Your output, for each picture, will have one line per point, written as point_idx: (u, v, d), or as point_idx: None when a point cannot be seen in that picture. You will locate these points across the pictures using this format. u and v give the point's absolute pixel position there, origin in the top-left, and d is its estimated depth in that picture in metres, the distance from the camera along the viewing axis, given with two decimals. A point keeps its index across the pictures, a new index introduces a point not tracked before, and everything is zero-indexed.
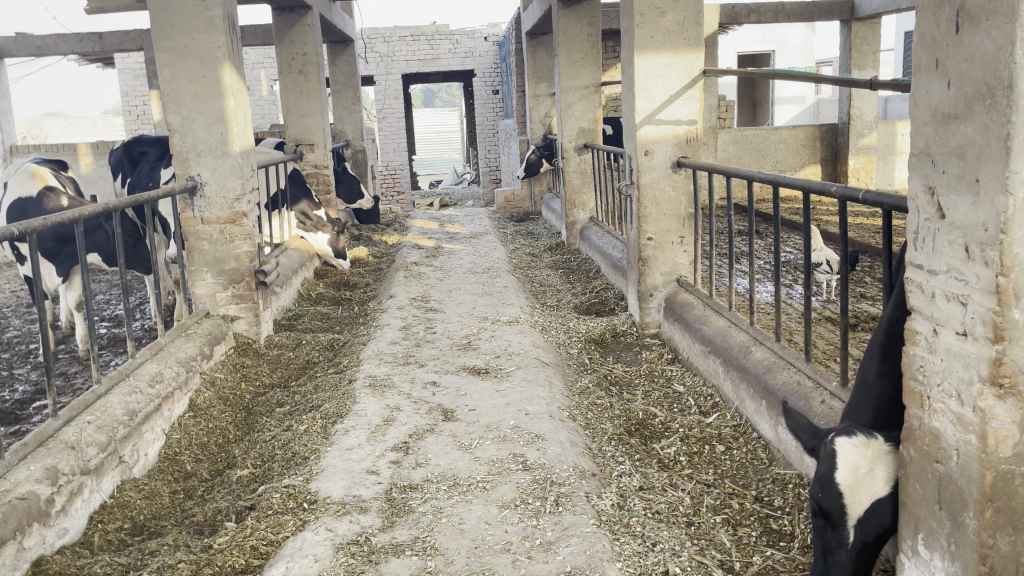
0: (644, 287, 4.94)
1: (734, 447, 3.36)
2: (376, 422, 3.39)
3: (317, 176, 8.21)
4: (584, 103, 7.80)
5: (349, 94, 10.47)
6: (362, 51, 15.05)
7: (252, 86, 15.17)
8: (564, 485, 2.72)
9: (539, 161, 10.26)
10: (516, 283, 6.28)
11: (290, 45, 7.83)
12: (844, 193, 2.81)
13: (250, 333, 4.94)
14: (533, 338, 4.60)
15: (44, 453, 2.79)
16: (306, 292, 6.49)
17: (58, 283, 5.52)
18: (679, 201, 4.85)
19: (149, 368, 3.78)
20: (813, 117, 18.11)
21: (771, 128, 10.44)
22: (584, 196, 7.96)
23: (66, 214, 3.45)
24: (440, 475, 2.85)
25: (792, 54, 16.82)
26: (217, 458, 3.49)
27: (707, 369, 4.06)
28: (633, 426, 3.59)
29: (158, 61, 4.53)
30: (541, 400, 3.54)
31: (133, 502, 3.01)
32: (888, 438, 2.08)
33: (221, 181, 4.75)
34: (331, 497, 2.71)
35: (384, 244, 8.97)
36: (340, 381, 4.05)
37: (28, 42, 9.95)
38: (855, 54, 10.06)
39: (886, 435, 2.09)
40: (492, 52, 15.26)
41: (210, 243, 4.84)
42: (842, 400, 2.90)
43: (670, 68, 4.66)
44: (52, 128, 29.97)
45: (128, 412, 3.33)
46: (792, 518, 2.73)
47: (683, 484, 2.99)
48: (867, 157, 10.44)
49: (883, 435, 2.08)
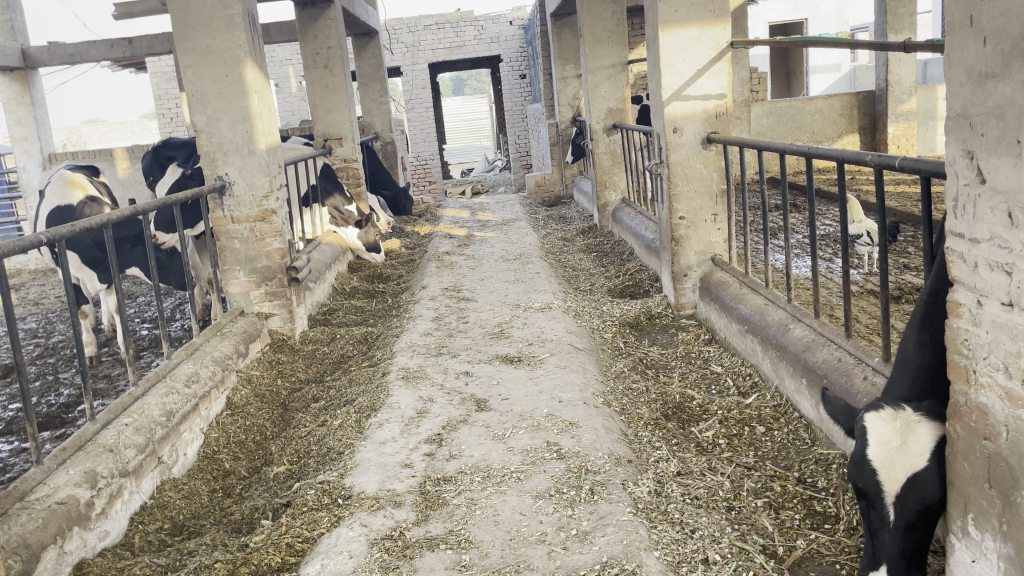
0: (677, 268, 4.85)
1: (775, 428, 3.28)
2: (409, 413, 3.39)
3: (347, 170, 8.16)
4: (611, 83, 7.68)
5: (375, 86, 10.46)
6: (388, 42, 15.05)
7: (281, 83, 15.28)
8: (599, 473, 2.68)
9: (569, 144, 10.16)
10: (549, 268, 6.23)
11: (314, 40, 7.83)
12: (878, 161, 2.70)
13: (285, 330, 4.97)
14: (566, 324, 4.55)
15: (83, 457, 2.83)
16: (340, 287, 6.51)
17: (100, 288, 5.61)
18: (710, 177, 4.75)
19: (185, 368, 3.81)
20: (851, 85, 17.62)
21: (806, 99, 10.20)
22: (614, 177, 7.90)
23: (94, 219, 3.46)
24: (474, 466, 2.83)
25: (825, 20, 16.41)
26: (255, 455, 3.51)
27: (744, 349, 3.98)
28: (670, 410, 3.53)
29: (182, 62, 4.55)
30: (575, 386, 3.49)
31: (173, 502, 3.04)
32: (920, 408, 1.98)
33: (249, 179, 4.78)
34: (365, 492, 2.70)
35: (417, 234, 8.98)
36: (374, 374, 4.05)
37: (61, 50, 10.11)
38: (890, 17, 9.77)
39: (917, 406, 1.99)
40: (518, 36, 15.15)
41: (242, 242, 4.87)
42: (885, 375, 2.80)
43: (696, 42, 4.55)
44: (91, 134, 30.60)
45: (165, 412, 3.37)
46: (837, 499, 2.66)
47: (722, 468, 2.92)
48: (907, 123, 10.16)
49: (913, 406, 1.99)
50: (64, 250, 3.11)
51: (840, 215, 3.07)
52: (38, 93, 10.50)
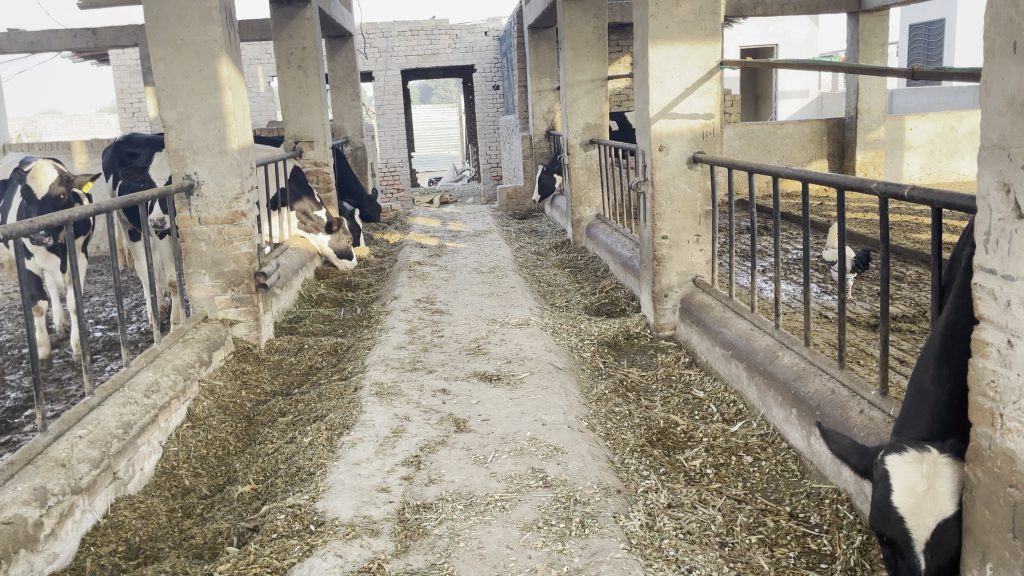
0: (658, 288, 4.76)
1: (763, 458, 3.19)
2: (384, 433, 3.22)
3: (317, 174, 8.01)
4: (589, 98, 7.62)
5: (348, 90, 10.27)
6: (361, 46, 14.85)
7: (249, 83, 14.99)
8: (589, 504, 2.55)
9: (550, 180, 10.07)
10: (524, 283, 6.10)
11: (288, 39, 7.60)
12: (884, 189, 2.62)
13: (251, 337, 4.75)
14: (545, 341, 4.43)
15: (31, 473, 2.60)
16: (307, 294, 6.30)
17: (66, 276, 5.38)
18: (694, 198, 4.67)
19: (145, 377, 3.59)
20: (817, 111, 17.84)
21: (777, 123, 10.27)
22: (589, 192, 7.81)
23: (54, 216, 3.23)
24: (455, 492, 2.67)
25: (795, 47, 16.64)
26: (217, 472, 3.31)
27: (728, 375, 3.88)
28: (655, 436, 3.42)
29: (153, 54, 4.34)
30: (558, 409, 3.36)
31: (128, 522, 2.82)
32: (946, 448, 1.88)
33: (219, 180, 4.57)
34: (339, 519, 2.53)
35: (386, 242, 8.79)
36: (345, 389, 3.86)
37: (20, 37, 9.70)
38: (862, 46, 9.87)
39: (941, 445, 1.88)
40: (493, 46, 15.05)
41: (208, 244, 4.65)
42: (883, 410, 2.73)
43: (686, 60, 4.49)
44: (47, 126, 29.73)
45: (123, 425, 3.15)
46: (831, 537, 2.57)
47: (713, 501, 2.81)
48: (875, 152, 10.28)
49: (939, 446, 1.88)
50: (20, 248, 2.87)
51: (839, 243, 2.99)
52: None
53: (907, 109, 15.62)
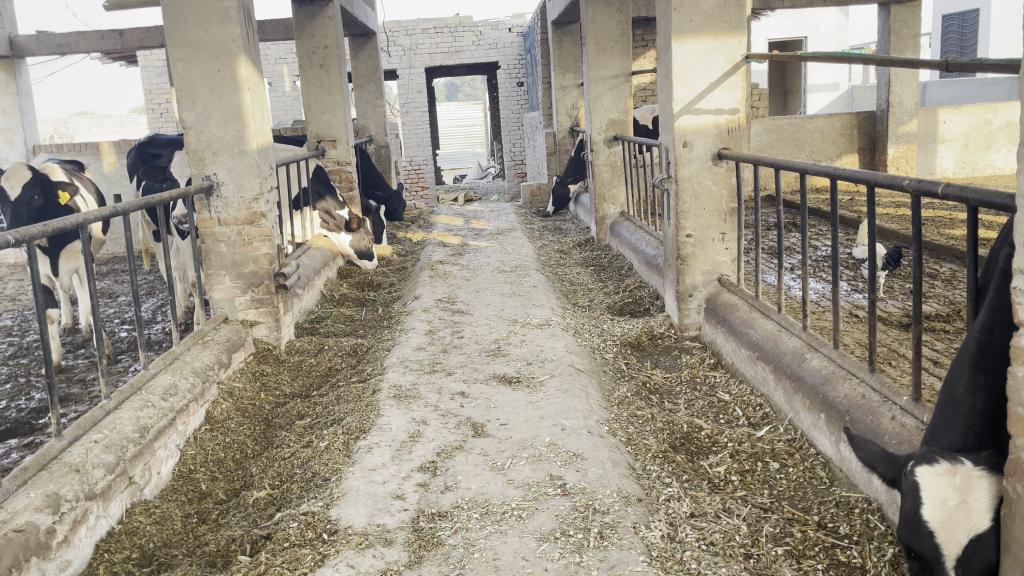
0: (682, 288, 4.66)
1: (790, 465, 3.09)
2: (401, 438, 3.16)
3: (340, 173, 7.99)
4: (613, 94, 7.51)
5: (371, 88, 10.24)
6: (384, 45, 14.84)
7: (274, 83, 15.05)
8: (608, 514, 2.47)
9: (564, 188, 9.98)
10: (546, 282, 6.02)
11: (310, 38, 7.59)
12: (916, 186, 2.50)
13: (271, 339, 4.73)
14: (567, 343, 4.35)
15: (45, 478, 2.58)
16: (329, 293, 6.28)
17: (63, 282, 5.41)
18: (720, 195, 4.56)
19: (163, 379, 3.58)
20: (848, 105, 17.47)
21: (806, 117, 10.08)
22: (613, 189, 7.72)
23: (67, 219, 3.22)
24: (471, 500, 2.61)
25: (825, 39, 16.33)
26: (233, 476, 3.28)
27: (755, 377, 3.78)
28: (678, 441, 3.33)
29: (172, 55, 4.33)
30: (578, 413, 3.29)
31: (143, 528, 2.80)
32: (979, 461, 1.78)
33: (238, 180, 4.55)
34: (352, 527, 2.48)
35: (409, 241, 8.75)
36: (363, 391, 3.81)
37: (48, 40, 9.78)
38: (894, 38, 9.65)
39: (975, 458, 1.79)
40: (517, 43, 14.96)
41: (228, 245, 4.64)
42: (916, 417, 2.62)
43: (710, 54, 4.38)
44: (79, 128, 30.16)
45: (139, 428, 3.14)
46: (861, 549, 2.47)
47: (737, 510, 2.72)
48: (908, 145, 10.04)
49: (971, 458, 1.79)
50: (32, 253, 2.85)
51: (869, 243, 2.87)
52: (25, 82, 10.26)
53: (941, 102, 15.27)
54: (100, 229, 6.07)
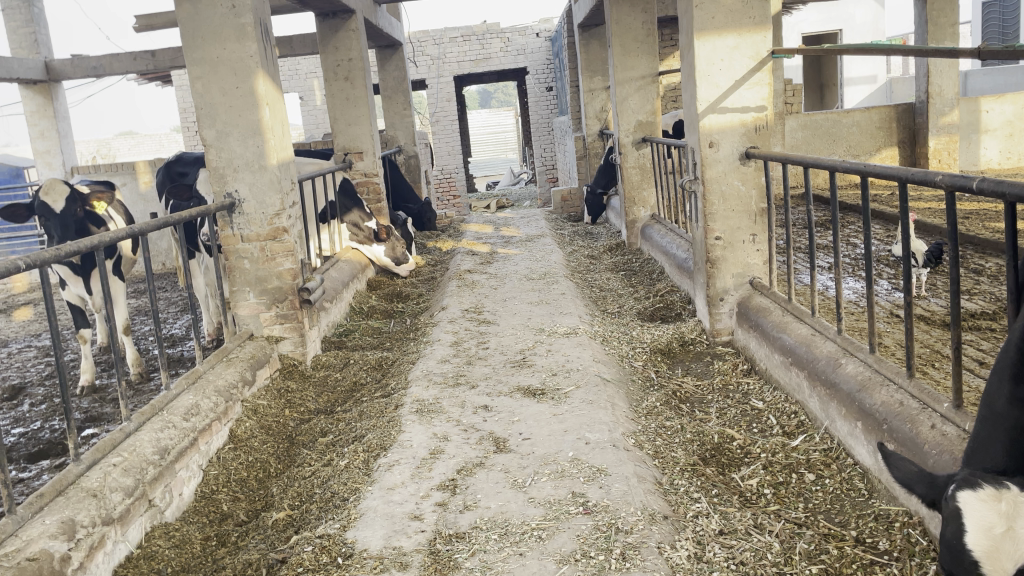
0: (713, 292, 4.53)
1: (827, 476, 2.95)
2: (422, 455, 3.09)
3: (367, 185, 8.01)
4: (640, 95, 7.39)
5: (399, 98, 10.24)
6: (412, 54, 14.89)
7: (306, 97, 15.20)
8: (631, 533, 2.37)
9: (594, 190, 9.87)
10: (575, 289, 5.93)
11: (334, 51, 7.58)
12: (950, 182, 2.36)
13: (296, 354, 4.70)
14: (594, 351, 4.25)
15: (61, 505, 2.57)
16: (357, 306, 6.25)
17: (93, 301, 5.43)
18: (749, 195, 4.42)
19: (185, 399, 3.56)
20: (887, 97, 16.87)
21: (842, 111, 9.83)
22: (643, 192, 7.59)
23: (83, 242, 3.21)
24: (490, 520, 2.53)
25: (861, 30, 15.94)
26: (255, 497, 3.24)
27: (789, 383, 3.63)
28: (708, 453, 3.21)
29: (191, 74, 4.34)
30: (604, 426, 3.18)
31: (161, 552, 2.77)
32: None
33: (259, 197, 4.54)
34: (368, 551, 2.42)
35: (439, 251, 8.71)
36: (385, 407, 3.75)
37: (84, 63, 9.96)
38: (931, 27, 9.36)
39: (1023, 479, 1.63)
40: (545, 48, 14.90)
41: (252, 261, 4.63)
42: (957, 424, 2.47)
43: (734, 51, 4.25)
44: (120, 148, 30.95)
45: (159, 450, 3.12)
46: (902, 566, 2.34)
47: (770, 526, 2.59)
48: (950, 137, 9.72)
49: (1018, 481, 1.63)
50: (46, 275, 2.84)
51: (904, 241, 2.72)
52: (62, 106, 10.49)
53: (983, 91, 14.77)
54: (131, 248, 6.11)
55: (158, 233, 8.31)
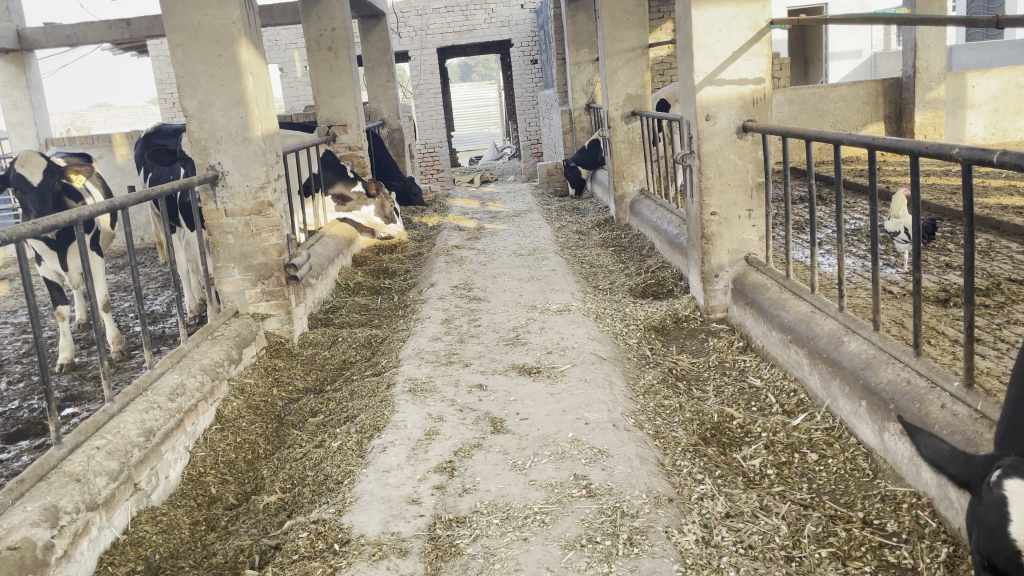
0: (708, 268, 4.46)
1: (830, 456, 2.90)
2: (417, 436, 3.01)
3: (352, 158, 7.88)
4: (630, 68, 7.26)
5: (382, 70, 10.02)
6: (395, 25, 14.63)
7: (286, 68, 14.90)
8: (638, 517, 2.30)
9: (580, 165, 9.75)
10: (565, 265, 5.84)
11: (317, 21, 7.38)
12: (967, 155, 2.28)
13: (283, 332, 4.59)
14: (588, 329, 4.18)
15: (44, 490, 2.46)
16: (343, 282, 6.13)
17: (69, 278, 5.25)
18: (745, 170, 4.34)
19: (170, 379, 3.44)
20: (871, 72, 17.06)
21: (829, 86, 9.77)
22: (632, 167, 7.51)
23: (60, 216, 3.07)
24: (491, 504, 2.45)
25: (846, 5, 15.85)
26: (244, 479, 3.15)
27: (787, 361, 3.58)
28: (708, 432, 3.15)
29: (170, 41, 4.17)
30: (603, 406, 3.11)
31: (149, 538, 2.68)
32: None
33: (243, 169, 4.40)
34: (365, 537, 2.34)
35: (425, 226, 8.59)
36: (377, 386, 3.66)
37: (56, 31, 9.65)
38: (920, 1, 9.27)
39: None
40: (529, 20, 14.67)
41: (236, 237, 4.50)
42: (967, 404, 2.42)
43: (733, 21, 4.15)
44: (95, 119, 30.32)
45: (144, 432, 3.01)
46: (912, 549, 2.29)
47: (776, 508, 2.54)
48: (936, 112, 9.69)
49: None
50: (23, 251, 2.71)
51: (913, 217, 2.66)
52: (34, 75, 10.17)
53: (968, 66, 14.76)
54: (109, 223, 5.93)
55: (136, 207, 8.10)
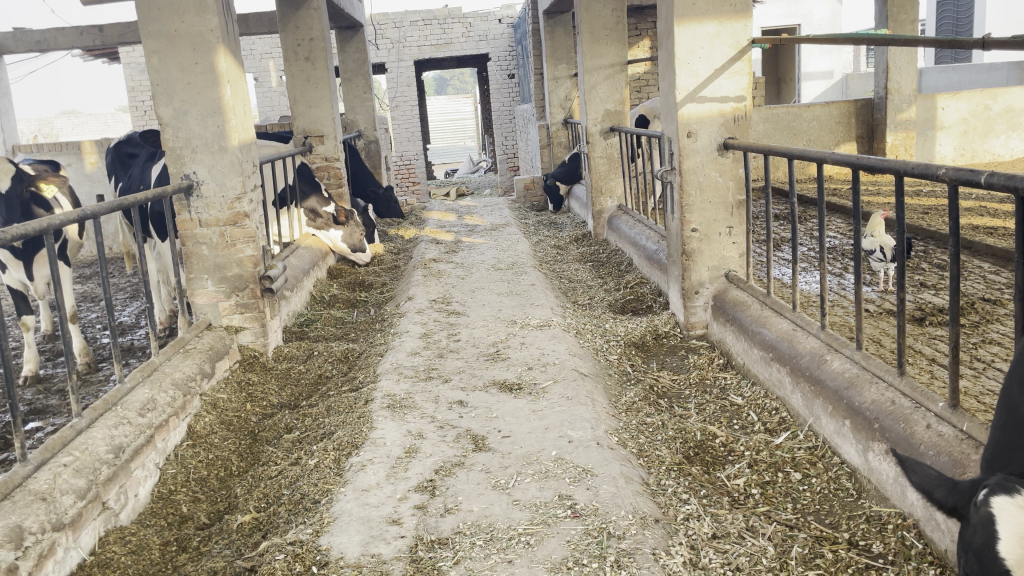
0: (688, 284, 4.45)
1: (813, 475, 2.89)
2: (396, 454, 2.94)
3: (327, 169, 7.75)
4: (609, 83, 7.28)
5: (359, 82, 9.96)
6: (373, 37, 14.57)
7: (261, 78, 14.77)
8: (624, 539, 2.26)
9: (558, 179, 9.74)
10: (544, 280, 5.80)
11: (295, 30, 7.32)
12: (954, 176, 2.29)
13: (257, 345, 4.50)
14: (569, 344, 4.14)
15: (7, 509, 2.36)
16: (319, 295, 6.04)
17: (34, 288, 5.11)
18: (726, 187, 4.34)
19: (140, 394, 3.34)
20: (842, 92, 17.06)
21: (803, 105, 9.90)
22: (611, 182, 7.50)
23: (31, 224, 2.99)
24: (474, 525, 2.40)
25: (818, 27, 16.11)
26: (217, 497, 3.06)
27: (769, 379, 3.57)
28: (692, 451, 3.13)
29: (146, 48, 4.09)
30: (585, 423, 3.07)
31: (116, 559, 2.58)
32: None
33: (219, 179, 4.31)
34: (344, 558, 2.27)
35: (401, 238, 8.51)
36: (354, 402, 3.58)
37: (27, 37, 9.47)
38: (892, 23, 9.42)
39: None
40: (507, 34, 14.72)
41: (210, 248, 4.40)
42: (952, 425, 2.42)
43: (715, 39, 4.16)
44: (64, 126, 29.81)
45: (113, 448, 2.91)
46: (898, 570, 2.27)
47: (762, 528, 2.51)
48: (906, 133, 9.84)
49: None
50: None
51: (897, 236, 2.66)
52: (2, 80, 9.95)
53: (937, 89, 15.06)
54: (78, 232, 5.80)
55: (106, 216, 7.95)
